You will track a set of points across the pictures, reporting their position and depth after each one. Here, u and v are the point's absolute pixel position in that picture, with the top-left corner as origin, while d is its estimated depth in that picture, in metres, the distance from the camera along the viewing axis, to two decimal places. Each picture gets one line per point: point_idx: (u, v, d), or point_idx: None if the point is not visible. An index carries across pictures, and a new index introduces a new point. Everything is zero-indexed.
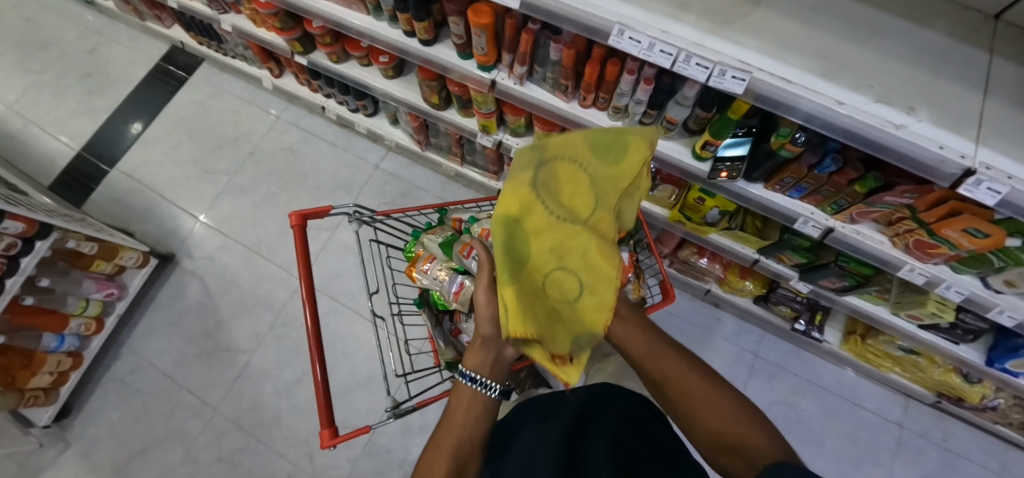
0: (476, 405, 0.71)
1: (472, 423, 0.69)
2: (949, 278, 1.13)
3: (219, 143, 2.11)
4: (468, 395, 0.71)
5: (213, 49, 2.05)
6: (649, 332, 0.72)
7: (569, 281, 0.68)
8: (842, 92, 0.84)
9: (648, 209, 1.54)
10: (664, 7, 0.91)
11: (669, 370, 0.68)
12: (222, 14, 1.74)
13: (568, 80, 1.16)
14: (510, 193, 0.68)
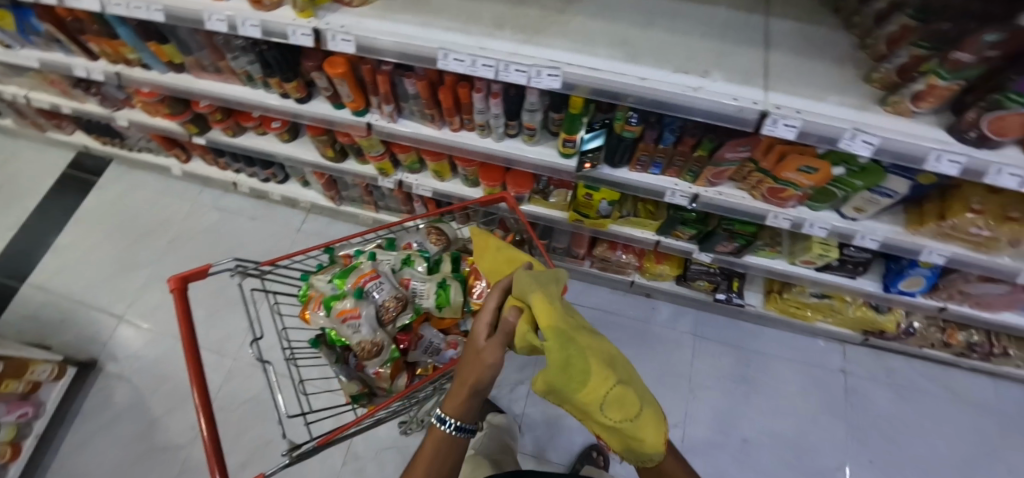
0: (446, 439, 0.72)
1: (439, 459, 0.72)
2: (809, 217, 1.22)
3: (137, 237, 2.10)
4: (438, 439, 0.72)
5: (117, 147, 2.09)
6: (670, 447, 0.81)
7: (623, 393, 0.68)
8: (645, 69, 0.95)
9: (548, 216, 1.61)
10: (482, 28, 1.02)
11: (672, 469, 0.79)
12: (117, 111, 1.78)
13: (430, 109, 1.26)
14: (547, 308, 0.70)
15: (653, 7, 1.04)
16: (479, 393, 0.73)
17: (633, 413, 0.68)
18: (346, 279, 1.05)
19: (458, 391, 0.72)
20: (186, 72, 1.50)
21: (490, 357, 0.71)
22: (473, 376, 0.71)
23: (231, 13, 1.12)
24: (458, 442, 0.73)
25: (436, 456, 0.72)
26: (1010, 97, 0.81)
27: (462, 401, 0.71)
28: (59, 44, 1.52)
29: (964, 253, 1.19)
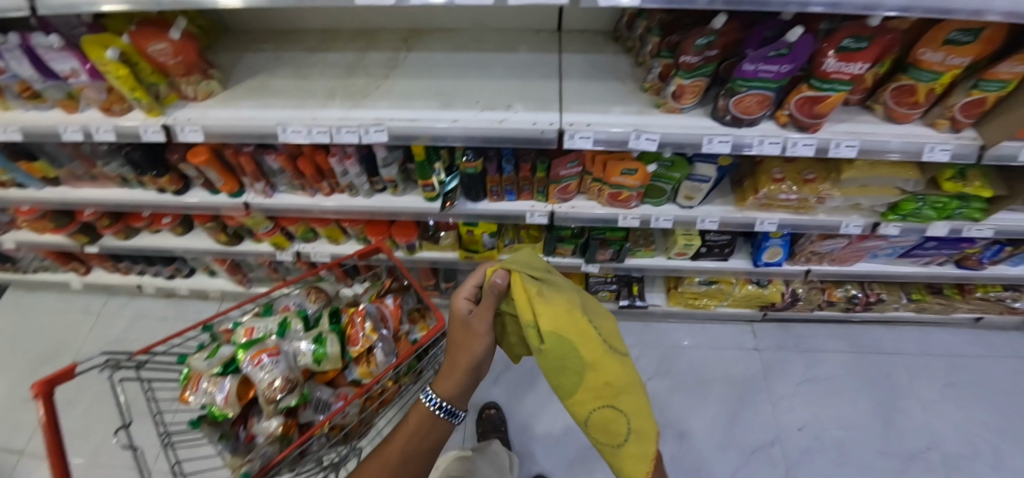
0: (430, 415, 0.86)
1: (428, 430, 0.86)
2: (653, 212, 1.36)
3: (36, 361, 2.00)
4: (421, 412, 0.86)
5: (11, 271, 2.08)
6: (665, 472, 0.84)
7: (617, 417, 0.77)
8: (457, 113, 1.09)
9: (440, 259, 1.68)
10: (315, 101, 1.16)
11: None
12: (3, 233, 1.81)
13: (297, 178, 1.37)
14: (559, 310, 0.80)
15: (462, 60, 1.22)
16: (467, 375, 0.86)
17: (619, 436, 0.77)
18: (248, 351, 1.07)
19: (447, 368, 0.87)
20: (63, 184, 1.56)
21: (482, 332, 0.87)
22: (461, 353, 0.86)
23: (85, 123, 1.22)
24: (439, 423, 0.86)
25: (419, 426, 0.86)
26: (738, 83, 1.00)
27: (451, 379, 0.85)
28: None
29: (789, 217, 1.35)
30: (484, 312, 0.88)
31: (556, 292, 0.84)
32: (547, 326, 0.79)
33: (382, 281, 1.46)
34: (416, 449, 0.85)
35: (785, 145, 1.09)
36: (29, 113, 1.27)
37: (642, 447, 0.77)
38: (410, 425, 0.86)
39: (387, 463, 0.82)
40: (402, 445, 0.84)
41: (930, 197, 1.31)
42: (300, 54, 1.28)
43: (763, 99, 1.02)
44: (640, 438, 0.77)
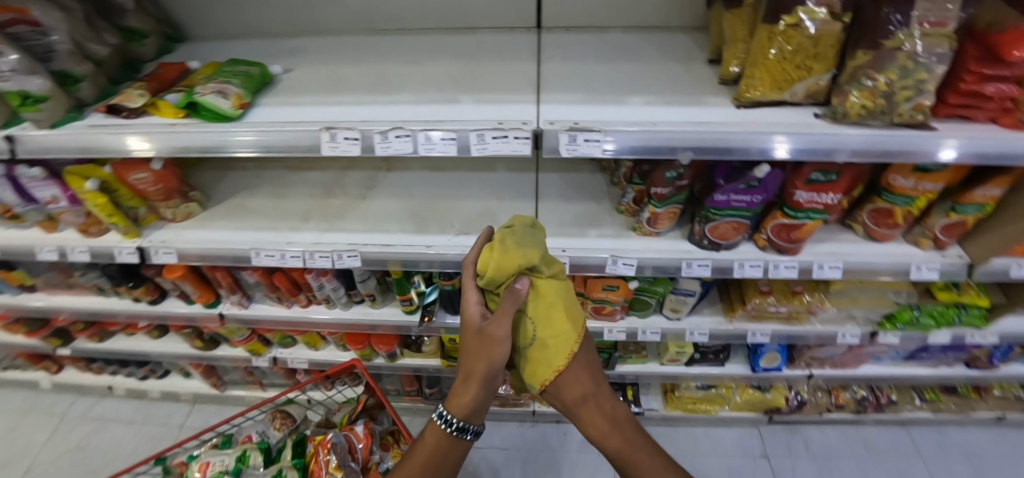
0: (444, 440, 0.72)
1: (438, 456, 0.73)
2: (639, 325, 1.32)
3: None
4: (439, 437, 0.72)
5: None
6: (621, 424, 0.75)
7: (529, 329, 0.70)
8: (432, 237, 1.09)
9: (423, 366, 1.63)
10: (290, 224, 1.15)
11: (616, 441, 0.74)
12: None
13: (274, 291, 1.34)
14: (504, 253, 0.66)
15: (441, 180, 1.25)
16: (478, 383, 0.67)
17: (537, 357, 0.70)
18: None
19: (461, 378, 0.70)
20: (38, 290, 1.50)
21: (498, 331, 0.65)
22: (468, 358, 0.69)
23: (62, 243, 1.18)
24: (459, 443, 0.72)
25: (436, 451, 0.73)
26: (711, 211, 1.00)
27: (468, 391, 0.68)
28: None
29: (782, 328, 1.29)
30: (501, 311, 0.66)
31: (526, 243, 0.69)
32: (487, 268, 0.66)
33: (360, 399, 1.35)
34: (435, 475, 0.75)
35: (767, 267, 1.07)
36: (10, 231, 1.22)
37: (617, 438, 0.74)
38: (426, 450, 0.74)
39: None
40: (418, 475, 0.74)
41: (925, 306, 1.26)
42: (283, 173, 1.31)
43: (738, 226, 1.02)
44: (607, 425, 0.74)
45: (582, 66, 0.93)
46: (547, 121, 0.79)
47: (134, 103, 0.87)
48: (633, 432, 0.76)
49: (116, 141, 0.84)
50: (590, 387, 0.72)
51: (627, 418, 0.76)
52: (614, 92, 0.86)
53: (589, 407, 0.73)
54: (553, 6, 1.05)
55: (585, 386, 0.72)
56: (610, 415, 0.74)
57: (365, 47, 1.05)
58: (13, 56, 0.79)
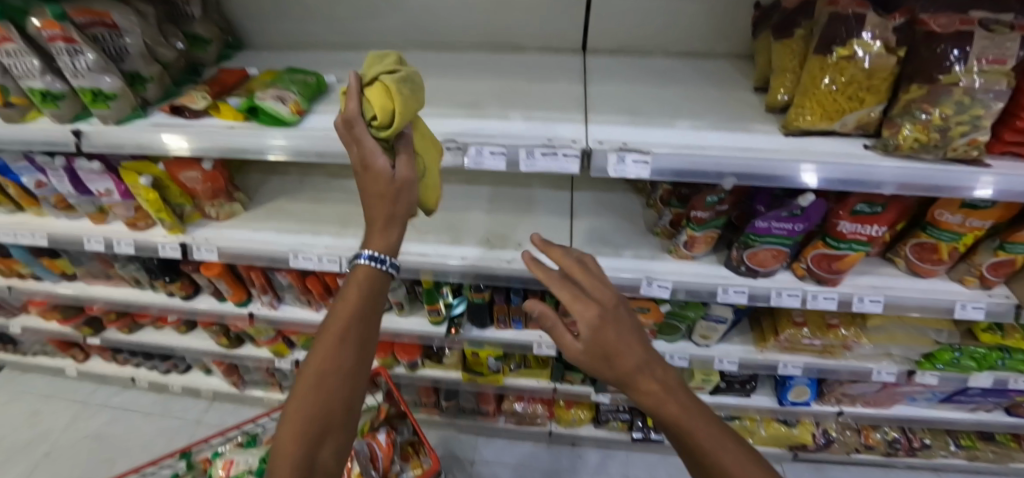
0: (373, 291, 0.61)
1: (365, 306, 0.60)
2: (667, 349, 1.29)
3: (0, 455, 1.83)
4: (368, 277, 0.60)
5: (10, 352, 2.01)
6: (682, 394, 0.51)
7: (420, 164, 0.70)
8: (468, 249, 1.11)
9: (443, 377, 1.64)
10: (329, 229, 1.18)
11: (679, 418, 0.50)
12: (12, 318, 1.77)
13: (305, 294, 1.37)
14: (405, 97, 0.60)
15: (476, 193, 1.27)
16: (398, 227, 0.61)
17: (429, 188, 0.74)
18: None
19: (372, 229, 0.60)
20: (78, 279, 1.55)
21: (407, 175, 0.60)
22: (372, 206, 0.59)
23: (109, 235, 1.22)
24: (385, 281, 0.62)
25: (362, 304, 0.60)
26: (751, 237, 1.00)
27: (383, 239, 0.59)
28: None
29: (813, 362, 1.26)
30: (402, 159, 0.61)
31: (414, 92, 0.64)
32: (394, 117, 0.59)
33: (380, 406, 1.38)
34: (371, 337, 0.59)
35: (805, 297, 1.05)
36: (61, 220, 1.27)
37: (695, 444, 0.50)
38: (354, 296, 0.59)
39: (332, 382, 0.56)
40: (347, 335, 0.57)
41: (968, 347, 1.22)
42: (323, 178, 1.34)
43: (778, 253, 1.01)
44: (677, 416, 0.50)
45: (629, 88, 0.95)
46: (596, 140, 0.80)
47: (197, 104, 0.90)
48: (714, 424, 0.51)
49: (177, 140, 0.88)
50: (644, 356, 0.50)
51: (704, 411, 0.52)
52: (661, 114, 0.88)
53: (648, 387, 0.50)
54: (600, 29, 1.07)
55: (636, 355, 0.49)
56: (682, 403, 0.50)
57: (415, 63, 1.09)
58: (90, 55, 0.84)
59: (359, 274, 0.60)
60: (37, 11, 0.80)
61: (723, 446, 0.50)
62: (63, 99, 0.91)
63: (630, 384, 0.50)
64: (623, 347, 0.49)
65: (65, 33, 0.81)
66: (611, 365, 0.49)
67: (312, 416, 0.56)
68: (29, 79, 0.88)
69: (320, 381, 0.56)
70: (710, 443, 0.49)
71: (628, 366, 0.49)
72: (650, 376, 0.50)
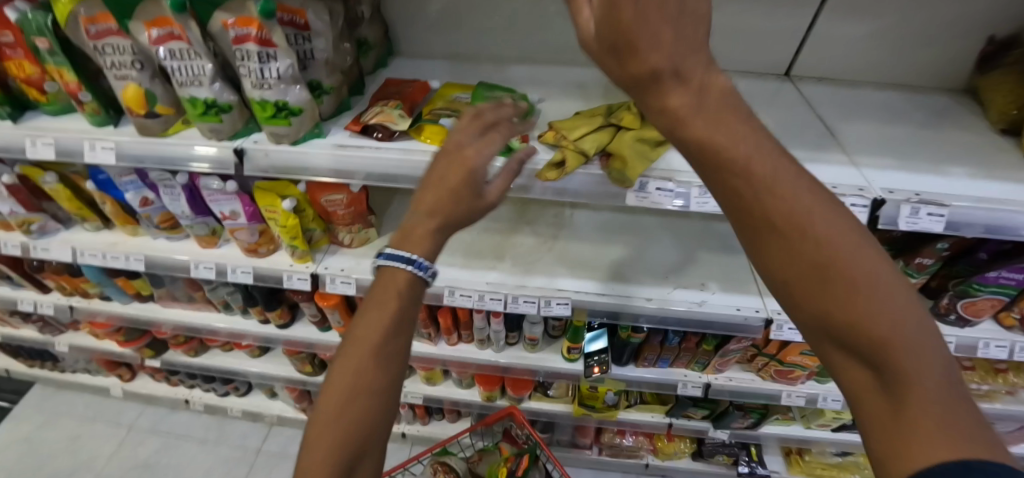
0: (393, 312, 0.46)
1: (395, 328, 0.45)
2: (822, 391, 1.23)
3: None
4: (399, 293, 0.46)
5: (44, 369, 1.80)
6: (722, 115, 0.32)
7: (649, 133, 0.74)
8: (648, 289, 1.02)
9: (551, 410, 1.54)
10: (484, 261, 1.07)
11: (715, 140, 0.32)
12: (57, 335, 1.59)
13: (428, 327, 1.23)
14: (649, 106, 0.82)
15: (631, 222, 1.18)
16: (450, 235, 0.50)
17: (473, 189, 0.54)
18: None
19: (412, 220, 0.49)
20: (153, 300, 1.37)
21: (493, 196, 0.52)
22: (434, 192, 0.48)
23: (222, 260, 1.06)
24: (417, 290, 0.47)
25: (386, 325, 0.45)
26: (973, 286, 0.93)
27: (421, 235, 0.47)
28: (9, 278, 1.37)
29: (989, 410, 1.18)
30: (497, 179, 0.54)
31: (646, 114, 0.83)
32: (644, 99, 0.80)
33: (501, 447, 1.35)
34: (402, 355, 0.45)
35: (1013, 348, 0.99)
36: (158, 241, 1.10)
37: (745, 206, 0.32)
38: (376, 318, 0.45)
39: (343, 419, 0.43)
40: (369, 369, 0.44)
41: None
42: None
43: (997, 303, 0.94)
44: (716, 149, 0.32)
45: (863, 125, 0.89)
46: (883, 188, 0.74)
47: (397, 124, 0.75)
48: (781, 167, 0.32)
49: (377, 170, 0.73)
50: (677, 50, 0.31)
51: (791, 167, 0.32)
52: (922, 159, 0.81)
53: (667, 107, 0.33)
54: (805, 57, 1.02)
55: (660, 54, 0.31)
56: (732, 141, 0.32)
57: (603, 87, 1.02)
58: (283, 63, 0.68)
59: (383, 275, 0.47)
60: (231, 6, 0.64)
61: (799, 211, 0.31)
62: (229, 111, 0.74)
63: (642, 94, 0.33)
64: (641, 30, 0.30)
65: (263, 35, 0.65)
66: (621, 61, 0.32)
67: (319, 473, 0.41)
68: (193, 86, 0.71)
69: (325, 429, 0.42)
70: (767, 209, 0.31)
71: (639, 68, 0.32)
72: (678, 88, 0.32)
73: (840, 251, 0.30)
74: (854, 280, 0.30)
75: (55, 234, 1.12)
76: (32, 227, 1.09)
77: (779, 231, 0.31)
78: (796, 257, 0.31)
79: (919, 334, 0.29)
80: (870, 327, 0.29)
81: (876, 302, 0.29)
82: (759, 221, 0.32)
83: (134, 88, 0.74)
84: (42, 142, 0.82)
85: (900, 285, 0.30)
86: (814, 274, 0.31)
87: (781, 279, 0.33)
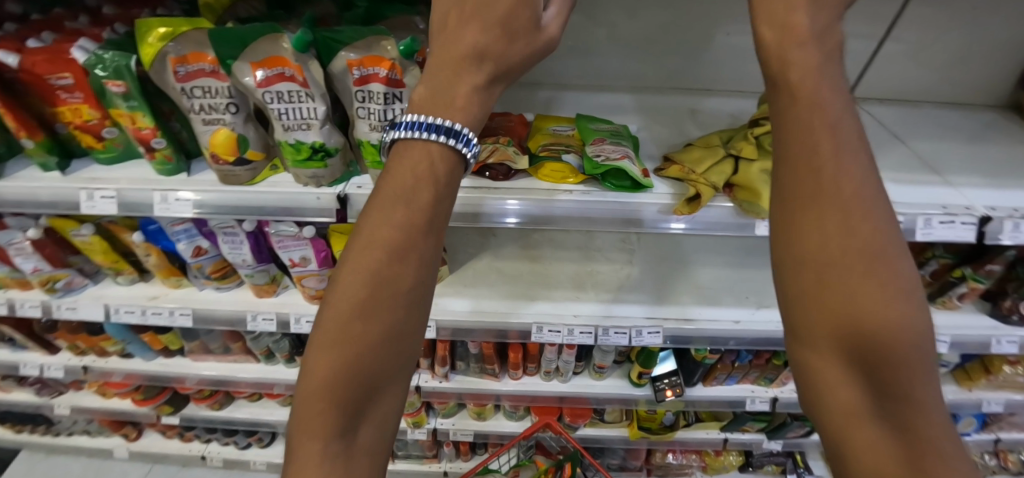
0: (417, 188, 0.35)
1: (415, 204, 0.35)
2: None
3: None
4: (430, 162, 0.36)
5: (32, 434, 1.60)
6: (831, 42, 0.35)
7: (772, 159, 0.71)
8: (734, 311, 1.02)
9: (606, 435, 1.50)
10: (567, 292, 1.05)
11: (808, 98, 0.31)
12: (56, 397, 1.42)
13: (493, 362, 1.19)
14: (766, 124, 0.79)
15: (696, 243, 1.19)
16: (504, 87, 0.42)
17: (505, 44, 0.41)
18: None
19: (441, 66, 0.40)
20: (180, 353, 1.24)
21: (549, 36, 0.44)
22: (471, 32, 0.39)
23: (282, 310, 0.97)
24: (444, 165, 0.37)
25: (407, 201, 0.35)
26: None
27: (463, 98, 0.38)
28: (10, 340, 1.22)
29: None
30: (549, 14, 0.45)
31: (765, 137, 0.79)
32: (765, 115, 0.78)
33: (535, 458, 1.30)
34: (428, 249, 0.35)
35: None
36: (206, 292, 1.00)
37: (800, 171, 0.31)
38: (396, 188, 0.35)
39: (366, 326, 0.34)
40: (389, 254, 0.34)
41: None
42: (522, 230, 1.20)
43: None
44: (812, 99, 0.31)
45: (935, 143, 0.93)
46: (985, 206, 0.77)
47: (515, 163, 0.73)
48: (852, 164, 0.30)
49: (510, 211, 0.71)
50: None
51: (863, 153, 0.31)
52: (1005, 174, 0.86)
53: (791, 23, 0.34)
54: (868, 78, 1.06)
55: None
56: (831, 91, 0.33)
57: (678, 113, 1.03)
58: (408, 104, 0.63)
59: (407, 149, 0.37)
60: (360, 44, 0.60)
61: (852, 202, 0.29)
62: (333, 155, 0.68)
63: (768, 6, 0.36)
64: None
65: (391, 75, 0.60)
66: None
67: (338, 382, 0.33)
68: (300, 130, 0.65)
69: (346, 328, 0.34)
70: (819, 188, 0.30)
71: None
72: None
73: (884, 250, 0.29)
74: (880, 288, 0.28)
75: (81, 290, 1.00)
76: (57, 285, 0.96)
77: (829, 213, 0.29)
78: (830, 245, 0.29)
79: (922, 370, 0.29)
80: (887, 339, 0.28)
81: (902, 317, 0.28)
82: (808, 198, 0.30)
83: (225, 133, 0.67)
84: (103, 196, 0.73)
85: (925, 319, 0.29)
86: (837, 269, 0.29)
87: (800, 260, 0.30)
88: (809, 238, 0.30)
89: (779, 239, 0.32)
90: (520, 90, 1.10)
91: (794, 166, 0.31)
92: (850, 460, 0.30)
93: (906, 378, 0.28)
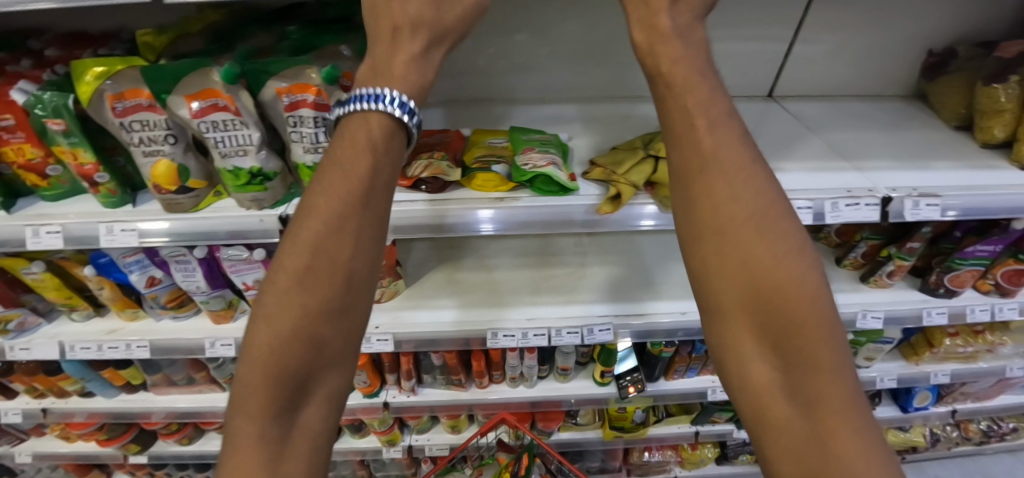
0: (356, 165, 0.41)
1: (353, 181, 0.41)
2: None
3: None
4: (367, 137, 0.42)
5: None
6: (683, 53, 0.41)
7: None
8: (682, 302, 1.07)
9: (580, 438, 1.53)
10: (523, 297, 1.08)
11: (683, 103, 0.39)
12: (17, 445, 1.38)
13: (458, 373, 1.21)
14: None
15: (646, 242, 1.25)
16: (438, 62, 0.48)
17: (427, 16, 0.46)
18: None
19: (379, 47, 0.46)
20: (144, 388, 1.24)
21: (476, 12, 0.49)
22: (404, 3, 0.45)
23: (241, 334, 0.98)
24: (390, 133, 0.43)
25: (347, 181, 0.41)
26: (956, 261, 1.06)
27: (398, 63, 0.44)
28: None
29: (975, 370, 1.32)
30: None
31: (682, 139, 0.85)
32: None
33: (497, 457, 1.31)
34: (364, 226, 0.41)
35: (992, 310, 1.13)
36: (164, 322, 1.01)
37: (690, 158, 0.38)
38: (337, 169, 0.41)
39: (310, 294, 0.40)
40: (330, 230, 0.40)
41: None
42: (479, 241, 1.24)
43: (976, 274, 1.08)
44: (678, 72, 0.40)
45: (847, 133, 1.02)
46: (887, 187, 0.85)
47: (449, 175, 0.77)
48: (740, 158, 0.37)
49: (449, 221, 0.75)
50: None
51: (742, 144, 0.38)
52: (907, 157, 0.94)
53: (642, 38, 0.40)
54: (787, 79, 1.15)
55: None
56: (692, 93, 0.39)
57: (615, 120, 1.10)
58: None
59: (350, 122, 0.43)
60: (287, 73, 0.64)
61: (737, 175, 0.36)
62: (273, 178, 0.72)
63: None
64: None
65: (319, 100, 0.65)
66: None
67: (285, 346, 0.39)
68: (237, 156, 0.68)
69: (292, 299, 0.39)
70: (713, 178, 0.36)
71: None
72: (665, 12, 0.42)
73: (775, 230, 0.35)
74: (766, 246, 0.35)
75: (35, 329, 1.00)
76: (9, 326, 0.96)
77: (722, 201, 0.36)
78: (722, 217, 0.36)
79: (823, 329, 0.33)
80: (790, 303, 0.34)
81: (798, 283, 0.34)
82: (708, 188, 0.36)
83: (165, 164, 0.70)
84: (48, 231, 0.74)
85: (821, 284, 0.35)
86: (729, 235, 0.35)
87: (700, 235, 0.37)
88: (702, 217, 0.37)
89: (683, 221, 0.38)
90: (466, 107, 1.16)
91: (684, 156, 0.38)
92: (768, 417, 0.34)
93: (804, 335, 0.33)
